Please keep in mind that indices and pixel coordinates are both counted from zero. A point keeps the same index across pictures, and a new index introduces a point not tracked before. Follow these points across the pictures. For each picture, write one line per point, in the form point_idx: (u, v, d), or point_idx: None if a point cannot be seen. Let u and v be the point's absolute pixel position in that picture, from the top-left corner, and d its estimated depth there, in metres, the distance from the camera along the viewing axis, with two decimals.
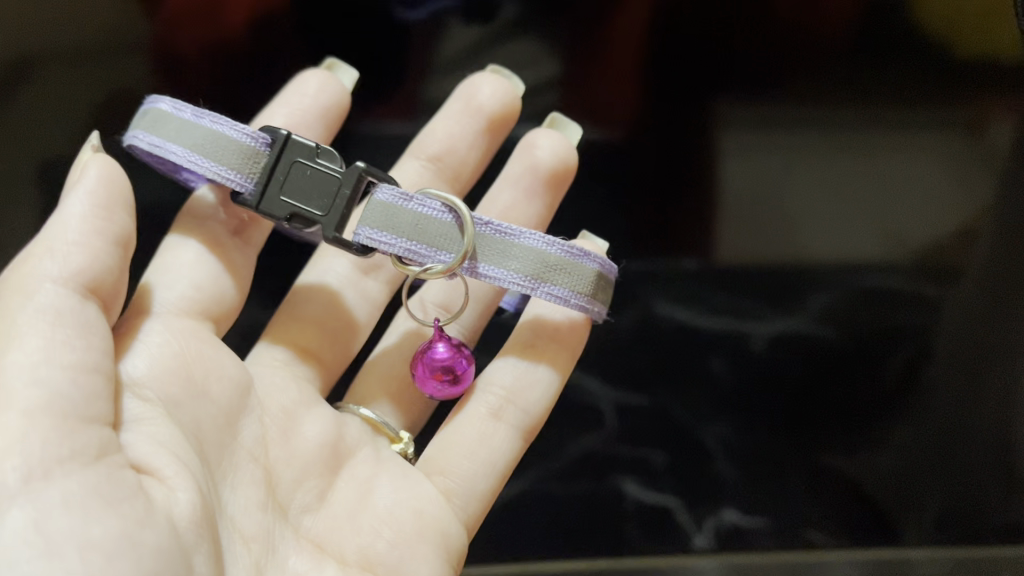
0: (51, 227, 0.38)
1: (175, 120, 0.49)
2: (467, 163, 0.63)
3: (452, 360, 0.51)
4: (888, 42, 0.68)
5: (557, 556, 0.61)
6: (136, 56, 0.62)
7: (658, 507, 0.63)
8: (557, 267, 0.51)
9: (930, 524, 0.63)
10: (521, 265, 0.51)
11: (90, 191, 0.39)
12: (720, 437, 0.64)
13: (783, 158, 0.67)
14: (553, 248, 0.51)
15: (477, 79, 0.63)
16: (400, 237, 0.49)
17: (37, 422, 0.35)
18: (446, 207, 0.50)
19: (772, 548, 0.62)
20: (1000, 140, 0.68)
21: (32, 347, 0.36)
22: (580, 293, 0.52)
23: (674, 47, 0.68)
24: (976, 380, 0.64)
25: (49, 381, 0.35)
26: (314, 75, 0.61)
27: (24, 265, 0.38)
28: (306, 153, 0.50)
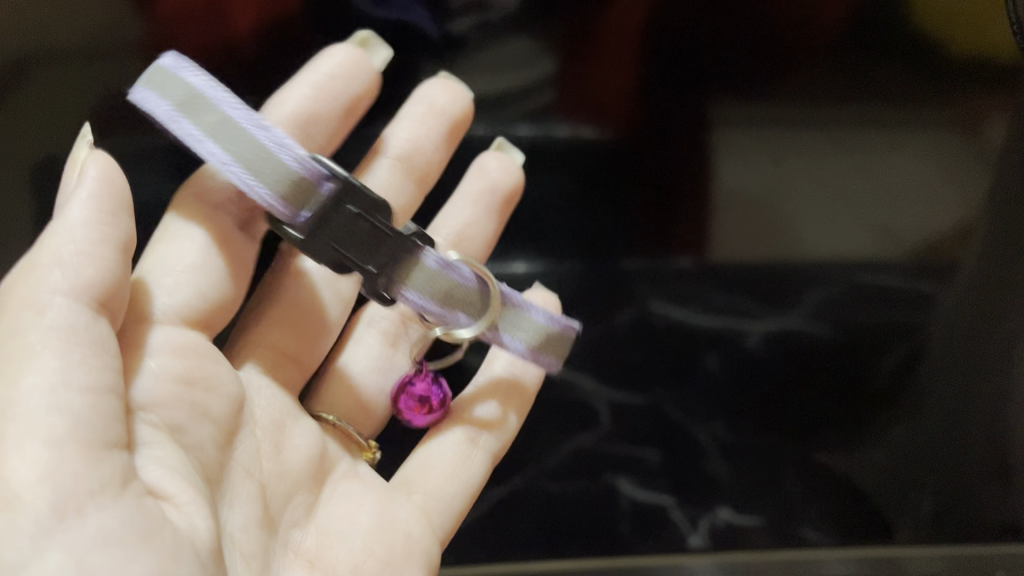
0: (58, 236, 0.37)
1: (220, 114, 0.44)
2: (434, 163, 0.64)
3: (431, 394, 0.53)
4: (881, 37, 0.62)
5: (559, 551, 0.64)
6: (86, 56, 0.57)
7: (653, 505, 0.66)
8: (554, 340, 0.56)
9: (922, 517, 0.67)
10: (530, 335, 0.55)
11: (96, 203, 0.38)
12: (715, 435, 0.67)
13: (772, 158, 0.65)
14: (555, 323, 0.56)
15: (429, 85, 0.62)
16: (433, 300, 0.52)
17: (59, 454, 0.33)
18: (478, 278, 0.52)
19: (767, 548, 0.67)
20: (995, 137, 0.65)
21: (47, 369, 0.35)
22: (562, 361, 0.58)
23: (671, 40, 0.61)
24: (970, 377, 0.67)
25: (64, 408, 0.34)
26: (336, 53, 0.58)
27: (29, 280, 0.36)
28: (366, 204, 0.47)
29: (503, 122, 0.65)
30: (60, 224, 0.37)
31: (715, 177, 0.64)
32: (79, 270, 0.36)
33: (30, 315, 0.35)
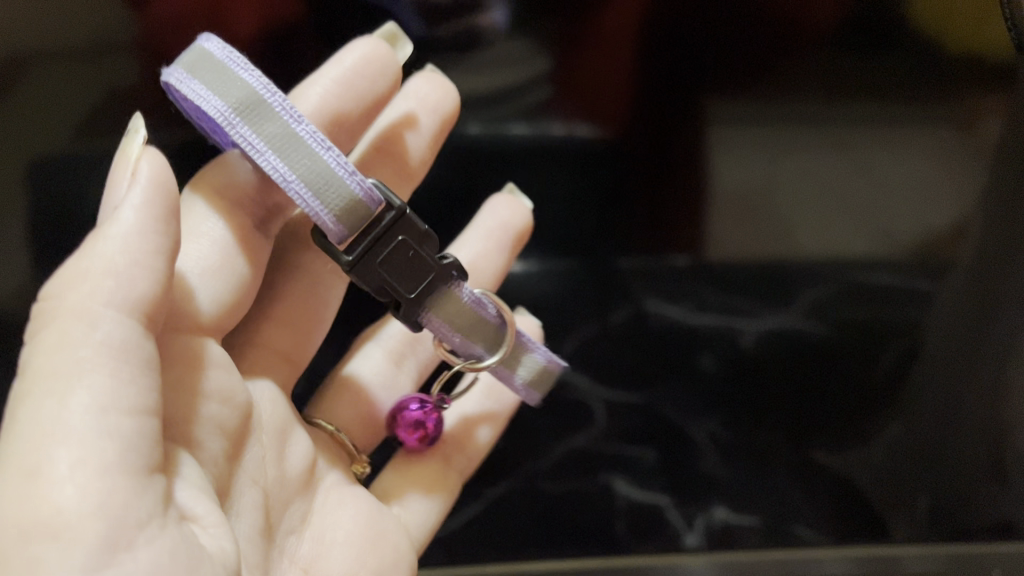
0: (107, 242, 0.33)
1: (279, 121, 0.39)
2: (418, 164, 0.59)
3: (426, 420, 0.52)
4: (881, 35, 0.60)
5: (558, 553, 0.65)
6: (75, 56, 0.56)
7: (647, 504, 0.68)
8: (544, 378, 0.56)
9: (920, 516, 0.67)
10: (527, 372, 0.55)
11: (147, 203, 0.33)
12: (710, 433, 0.69)
13: (769, 157, 0.64)
14: (550, 364, 0.55)
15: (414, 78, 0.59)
16: (456, 332, 0.48)
17: (103, 483, 0.30)
18: (498, 313, 0.50)
19: (761, 546, 0.67)
20: (994, 131, 0.64)
21: (97, 390, 0.31)
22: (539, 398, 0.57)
23: (667, 39, 0.60)
24: (968, 379, 0.66)
25: (108, 429, 0.31)
26: (361, 42, 0.51)
27: (73, 292, 0.32)
28: (413, 233, 0.44)
29: (497, 121, 0.62)
30: (110, 225, 0.33)
31: (711, 178, 0.64)
32: (126, 281, 0.33)
33: (75, 328, 0.32)
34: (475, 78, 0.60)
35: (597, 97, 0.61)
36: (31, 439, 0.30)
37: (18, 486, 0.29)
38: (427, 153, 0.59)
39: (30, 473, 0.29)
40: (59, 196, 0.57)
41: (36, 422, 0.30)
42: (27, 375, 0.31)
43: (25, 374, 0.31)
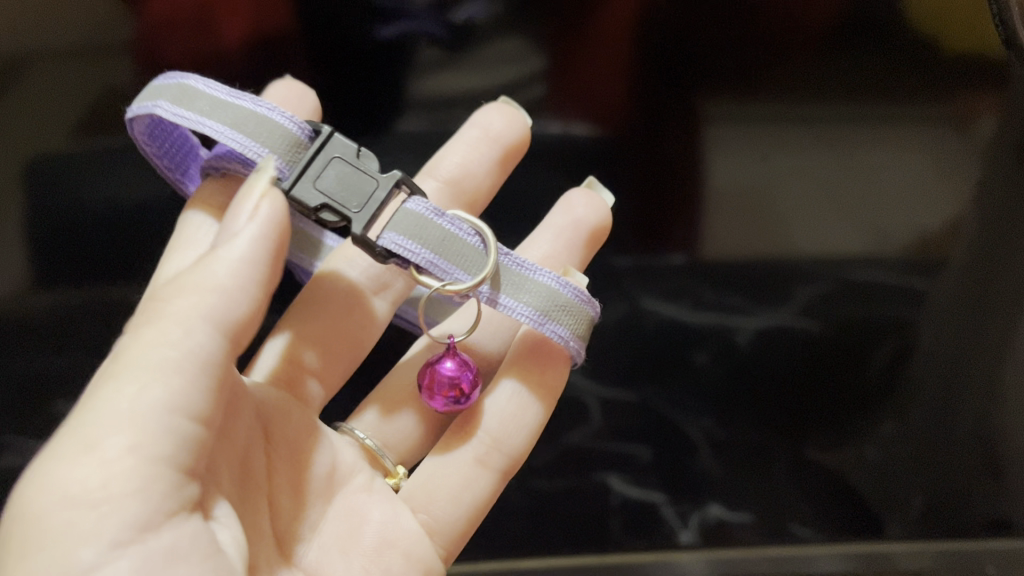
0: (218, 266, 0.38)
1: (207, 96, 0.47)
2: (480, 192, 0.61)
3: (461, 376, 0.48)
4: (883, 38, 0.62)
5: (555, 549, 0.66)
6: (110, 53, 0.60)
7: (645, 502, 0.67)
8: (565, 308, 0.49)
9: (913, 514, 0.68)
10: (532, 298, 0.49)
11: (256, 237, 0.39)
12: (706, 431, 0.67)
13: (762, 154, 0.65)
14: (565, 289, 0.49)
15: (486, 108, 0.61)
16: (424, 247, 0.47)
17: (147, 474, 0.34)
18: (473, 230, 0.49)
19: (755, 543, 0.68)
20: (987, 131, 0.66)
21: (157, 393, 0.35)
22: (578, 336, 0.50)
23: (659, 40, 0.62)
24: (961, 376, 0.67)
25: (156, 429, 0.34)
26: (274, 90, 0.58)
27: (181, 300, 0.37)
28: (347, 153, 0.48)
29: None
30: (224, 251, 0.38)
31: (706, 173, 0.65)
32: (227, 298, 0.37)
33: (168, 330, 0.36)
34: (471, 76, 0.63)
35: (593, 94, 0.63)
36: (98, 423, 0.34)
37: (78, 460, 0.33)
38: (491, 182, 0.62)
39: (92, 452, 0.33)
40: (70, 183, 0.60)
41: (111, 407, 0.34)
42: (118, 361, 0.35)
43: (120, 356, 0.36)
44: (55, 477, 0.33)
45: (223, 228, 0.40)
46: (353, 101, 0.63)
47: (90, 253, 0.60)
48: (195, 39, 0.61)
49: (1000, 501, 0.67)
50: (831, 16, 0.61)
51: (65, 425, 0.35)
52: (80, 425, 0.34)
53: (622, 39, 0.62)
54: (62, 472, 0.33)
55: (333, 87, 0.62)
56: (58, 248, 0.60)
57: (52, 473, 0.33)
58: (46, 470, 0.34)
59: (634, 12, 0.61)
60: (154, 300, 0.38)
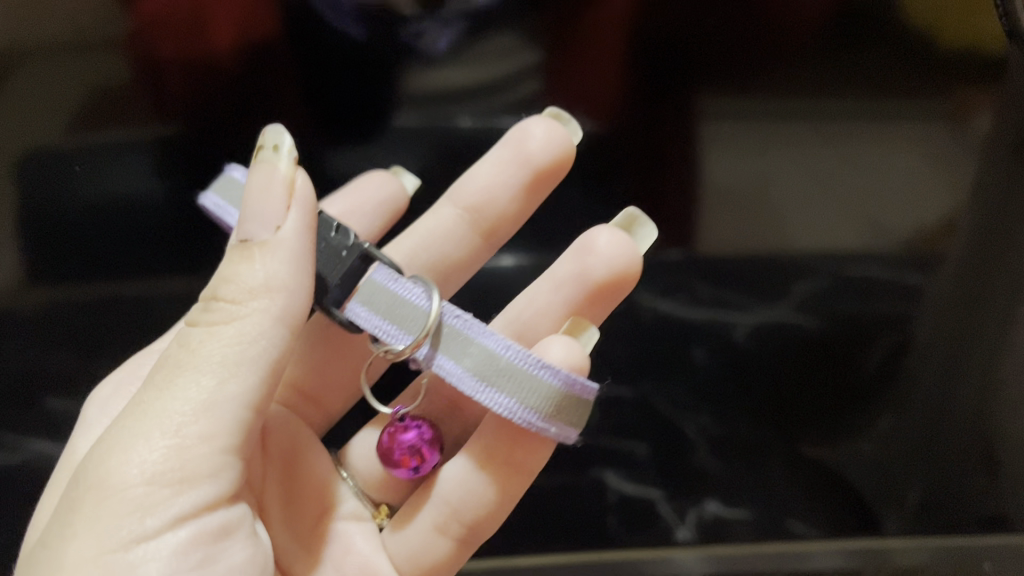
0: (277, 265, 0.40)
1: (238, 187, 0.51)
2: (508, 223, 0.59)
3: (420, 444, 0.45)
4: (883, 36, 0.62)
5: (545, 544, 0.65)
6: (100, 54, 0.59)
7: (640, 498, 0.66)
8: (507, 375, 0.42)
9: (909, 511, 0.66)
10: (472, 362, 0.43)
11: (303, 235, 0.42)
12: (701, 427, 0.67)
13: (759, 148, 0.65)
14: (507, 352, 0.43)
15: (528, 123, 0.57)
16: (375, 315, 0.45)
17: (215, 461, 0.39)
18: (425, 293, 0.44)
19: (753, 541, 0.66)
20: (982, 126, 0.66)
21: (234, 392, 0.39)
22: (530, 407, 0.42)
23: (657, 37, 0.61)
24: (956, 374, 0.66)
25: (227, 422, 0.39)
26: (373, 176, 0.61)
27: (252, 304, 0.40)
28: (324, 226, 0.47)
29: (487, 115, 0.63)
30: (278, 249, 0.41)
31: (704, 170, 0.65)
32: (291, 297, 0.40)
33: (244, 330, 0.39)
34: (469, 72, 0.61)
35: (590, 92, 0.62)
36: (176, 410, 0.38)
37: (155, 438, 0.38)
38: (520, 211, 0.59)
39: (170, 436, 0.38)
40: (62, 183, 0.61)
41: (195, 398, 0.38)
42: (193, 351, 0.39)
43: (197, 350, 0.39)
44: (135, 453, 0.37)
45: (249, 219, 0.41)
46: (347, 106, 0.62)
47: (88, 253, 0.61)
48: (175, 42, 0.59)
49: (1004, 497, 0.66)
50: (824, 13, 0.60)
51: (140, 402, 0.39)
52: (159, 410, 0.38)
53: (617, 46, 0.61)
54: (138, 449, 0.37)
55: (325, 90, 0.61)
56: (54, 247, 0.61)
57: (129, 449, 0.37)
58: (124, 445, 0.38)
59: (632, 11, 0.60)
60: (218, 301, 0.40)
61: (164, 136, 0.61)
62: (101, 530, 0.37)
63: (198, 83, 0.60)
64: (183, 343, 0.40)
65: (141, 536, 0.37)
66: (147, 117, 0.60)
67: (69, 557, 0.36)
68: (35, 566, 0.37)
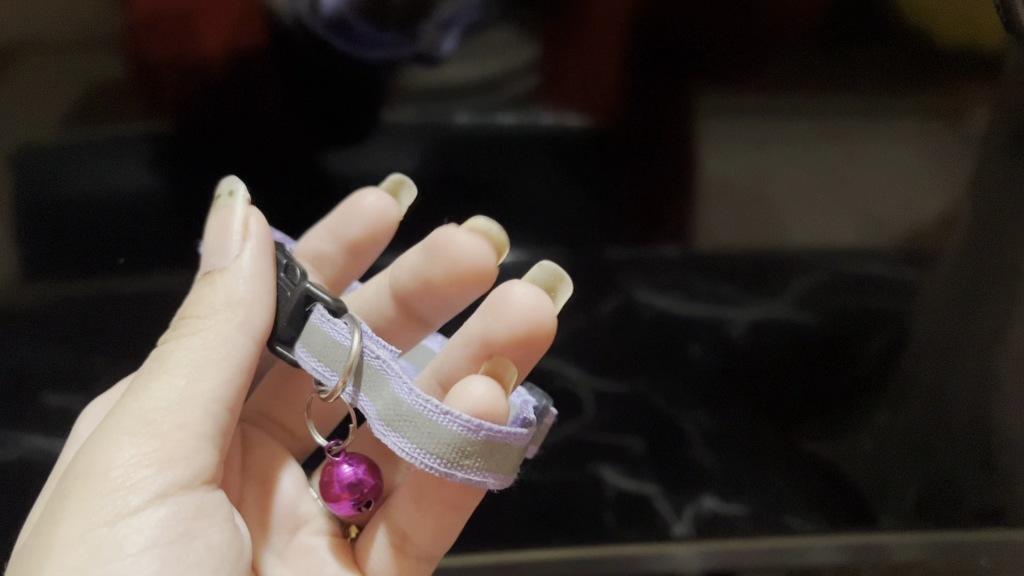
0: (237, 284, 0.42)
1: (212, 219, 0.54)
2: (434, 308, 0.52)
3: (354, 473, 0.44)
4: (880, 36, 0.60)
5: (544, 544, 0.66)
6: (92, 53, 0.58)
7: (637, 494, 0.67)
8: (410, 421, 0.39)
9: (907, 506, 0.67)
10: (381, 405, 0.40)
11: (261, 258, 0.44)
12: (700, 425, 0.68)
13: (754, 142, 0.64)
14: (411, 397, 0.39)
15: (453, 228, 0.49)
16: (309, 355, 0.43)
17: (192, 445, 0.39)
18: (351, 326, 0.41)
19: (755, 535, 0.66)
20: (977, 123, 0.64)
21: (206, 390, 0.40)
22: (432, 457, 0.38)
23: (656, 34, 0.60)
24: (953, 375, 0.66)
25: (201, 414, 0.39)
26: (361, 197, 0.57)
27: (214, 316, 0.42)
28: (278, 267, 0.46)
29: (485, 111, 0.63)
30: (236, 271, 0.43)
31: (699, 167, 0.65)
32: (252, 312, 0.42)
33: (210, 338, 0.41)
34: (466, 69, 0.61)
35: (589, 87, 0.62)
36: (151, 404, 0.39)
37: (132, 428, 0.38)
38: (443, 301, 0.51)
39: (149, 424, 0.38)
40: (56, 180, 0.60)
41: (169, 391, 0.39)
42: (165, 356, 0.41)
43: (169, 356, 0.41)
44: (115, 443, 0.38)
45: (212, 252, 0.44)
46: (346, 101, 0.62)
47: (85, 250, 0.61)
48: (172, 38, 0.58)
49: (998, 491, 0.66)
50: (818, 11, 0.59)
51: (118, 405, 0.40)
52: (136, 408, 0.39)
53: (617, 42, 0.60)
54: (120, 438, 0.38)
55: (322, 86, 0.61)
56: (51, 245, 0.61)
57: (109, 442, 0.38)
58: (105, 439, 0.38)
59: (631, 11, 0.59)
60: (185, 318, 0.42)
61: (159, 131, 0.60)
62: (85, 512, 0.36)
63: (197, 80, 0.59)
64: (155, 355, 0.41)
65: (124, 512, 0.36)
66: (143, 112, 0.60)
67: (58, 538, 0.36)
68: (21, 560, 0.36)
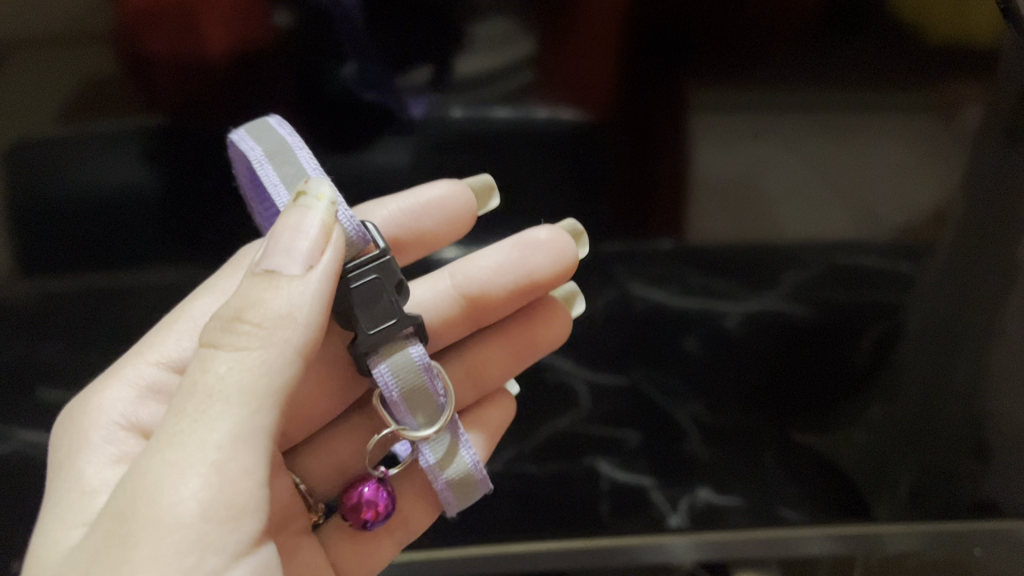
0: (303, 297, 0.36)
1: (294, 162, 0.46)
2: (491, 312, 0.56)
3: (375, 501, 0.46)
4: (875, 33, 0.59)
5: (551, 531, 0.73)
6: (87, 49, 0.57)
7: (634, 485, 0.73)
8: (468, 486, 0.48)
9: (901, 499, 0.74)
10: (450, 469, 0.47)
11: (328, 278, 0.37)
12: (694, 415, 0.72)
13: (750, 133, 0.63)
14: (478, 472, 0.48)
15: (540, 231, 0.54)
16: (397, 388, 0.45)
17: (256, 493, 0.36)
18: (445, 391, 0.47)
19: (743, 526, 0.74)
20: (971, 119, 0.63)
21: (261, 426, 0.35)
22: (458, 508, 0.49)
23: (653, 30, 0.59)
24: (943, 372, 0.70)
25: (258, 454, 0.36)
26: (441, 185, 0.58)
27: (275, 336, 0.35)
28: (389, 276, 0.43)
29: (478, 106, 0.61)
30: (307, 285, 0.36)
31: (692, 163, 0.64)
32: (313, 333, 0.37)
33: (270, 360, 0.35)
34: (465, 61, 0.60)
35: (584, 80, 0.61)
36: (210, 448, 0.34)
37: (198, 480, 0.34)
38: (525, 292, 0.54)
39: (215, 473, 0.34)
40: (54, 177, 0.59)
41: (227, 429, 0.34)
42: (209, 381, 0.35)
43: (222, 380, 0.35)
44: (179, 493, 0.33)
45: (278, 248, 0.37)
46: (340, 93, 0.60)
47: (87, 244, 0.62)
48: (163, 32, 0.56)
49: (964, 476, 0.73)
50: (813, 12, 0.58)
51: (169, 434, 0.34)
52: (194, 447, 0.34)
53: (612, 40, 0.60)
54: (182, 491, 0.33)
55: (320, 81, 0.60)
56: (55, 239, 0.61)
57: (170, 495, 0.33)
58: (163, 490, 0.33)
59: (627, 8, 0.58)
60: (238, 322, 0.36)
61: (151, 125, 0.59)
62: None
63: (188, 77, 0.58)
64: (202, 368, 0.35)
65: None
66: (138, 107, 0.59)
67: None
68: None
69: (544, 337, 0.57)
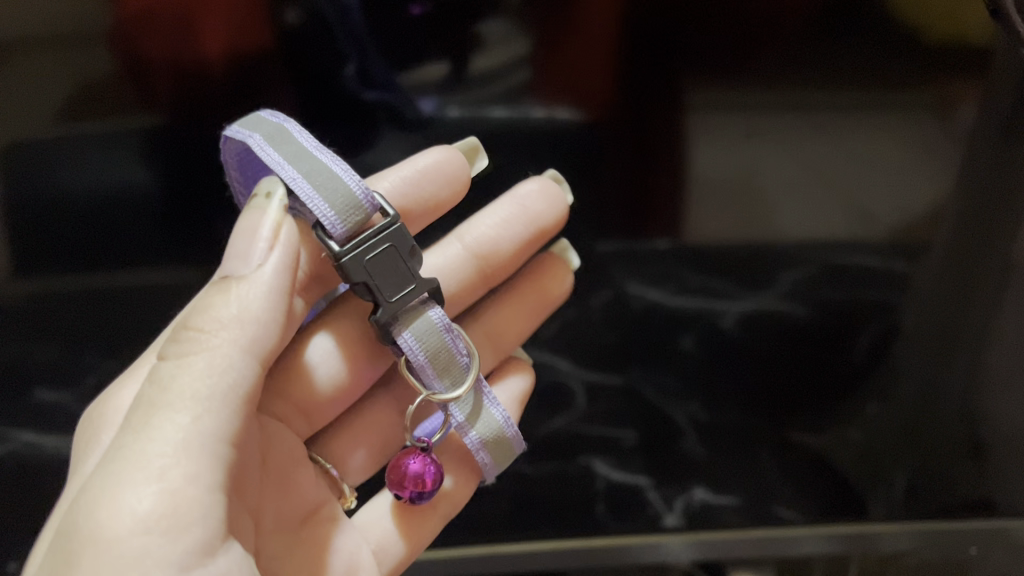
0: (252, 298, 0.40)
1: (295, 142, 0.47)
2: (505, 267, 0.60)
3: (423, 475, 0.48)
4: (871, 31, 0.59)
5: (551, 531, 0.75)
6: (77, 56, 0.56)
7: (629, 485, 0.74)
8: (502, 440, 0.51)
9: (896, 498, 0.75)
10: (483, 426, 0.51)
11: (281, 273, 0.41)
12: (690, 415, 0.73)
13: (746, 129, 0.62)
14: (510, 427, 0.52)
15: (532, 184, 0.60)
16: (422, 350, 0.48)
17: (205, 502, 0.36)
18: (466, 351, 0.50)
19: (740, 525, 0.76)
20: (965, 119, 0.62)
21: (207, 431, 0.37)
22: (497, 467, 0.52)
23: (646, 31, 0.59)
24: (937, 371, 0.70)
25: (207, 460, 0.36)
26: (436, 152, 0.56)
27: (215, 338, 0.38)
28: (402, 241, 0.47)
29: (474, 105, 0.61)
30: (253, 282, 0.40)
31: (687, 162, 0.63)
32: (261, 330, 0.40)
33: (214, 363, 0.38)
34: (459, 62, 0.60)
35: (578, 80, 0.61)
36: (153, 452, 0.35)
37: (141, 485, 0.35)
38: (529, 247, 0.60)
39: (156, 480, 0.35)
40: (47, 183, 0.59)
41: (169, 435, 0.36)
42: (156, 390, 0.37)
43: (168, 386, 0.37)
44: (123, 501, 0.34)
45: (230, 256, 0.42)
46: (337, 97, 0.60)
47: (81, 248, 0.62)
48: (153, 38, 0.56)
49: (960, 474, 0.73)
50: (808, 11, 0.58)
51: (117, 448, 0.36)
52: (137, 455, 0.35)
53: (605, 41, 0.60)
54: (126, 499, 0.34)
55: (317, 84, 0.60)
56: (55, 242, 0.61)
57: (118, 498, 0.34)
58: (111, 491, 0.34)
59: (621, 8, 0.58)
60: (185, 330, 0.39)
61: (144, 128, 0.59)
62: None
63: (180, 81, 0.58)
64: (152, 379, 0.38)
65: None
66: (130, 111, 0.59)
67: None
68: None
69: (552, 286, 0.61)
